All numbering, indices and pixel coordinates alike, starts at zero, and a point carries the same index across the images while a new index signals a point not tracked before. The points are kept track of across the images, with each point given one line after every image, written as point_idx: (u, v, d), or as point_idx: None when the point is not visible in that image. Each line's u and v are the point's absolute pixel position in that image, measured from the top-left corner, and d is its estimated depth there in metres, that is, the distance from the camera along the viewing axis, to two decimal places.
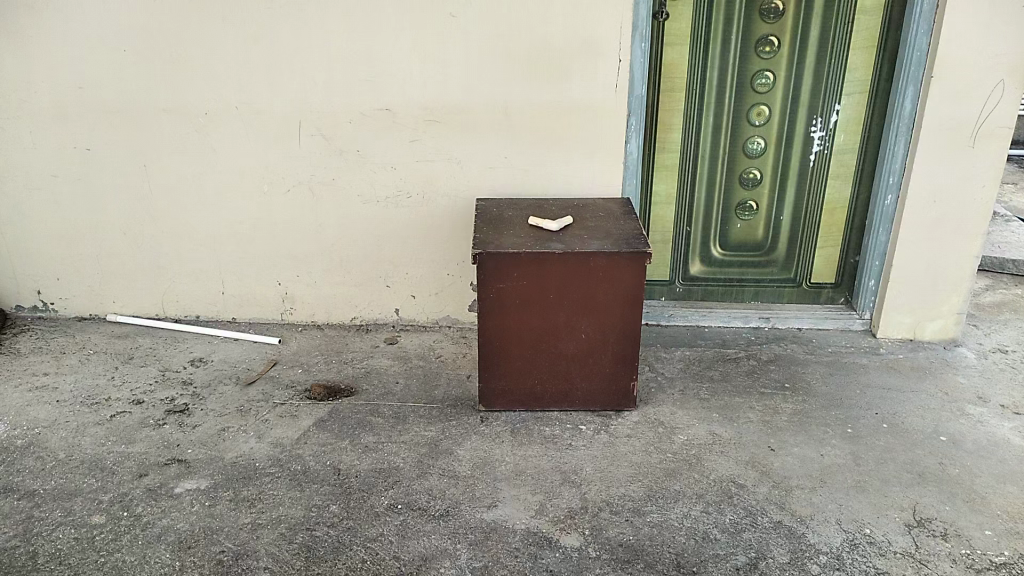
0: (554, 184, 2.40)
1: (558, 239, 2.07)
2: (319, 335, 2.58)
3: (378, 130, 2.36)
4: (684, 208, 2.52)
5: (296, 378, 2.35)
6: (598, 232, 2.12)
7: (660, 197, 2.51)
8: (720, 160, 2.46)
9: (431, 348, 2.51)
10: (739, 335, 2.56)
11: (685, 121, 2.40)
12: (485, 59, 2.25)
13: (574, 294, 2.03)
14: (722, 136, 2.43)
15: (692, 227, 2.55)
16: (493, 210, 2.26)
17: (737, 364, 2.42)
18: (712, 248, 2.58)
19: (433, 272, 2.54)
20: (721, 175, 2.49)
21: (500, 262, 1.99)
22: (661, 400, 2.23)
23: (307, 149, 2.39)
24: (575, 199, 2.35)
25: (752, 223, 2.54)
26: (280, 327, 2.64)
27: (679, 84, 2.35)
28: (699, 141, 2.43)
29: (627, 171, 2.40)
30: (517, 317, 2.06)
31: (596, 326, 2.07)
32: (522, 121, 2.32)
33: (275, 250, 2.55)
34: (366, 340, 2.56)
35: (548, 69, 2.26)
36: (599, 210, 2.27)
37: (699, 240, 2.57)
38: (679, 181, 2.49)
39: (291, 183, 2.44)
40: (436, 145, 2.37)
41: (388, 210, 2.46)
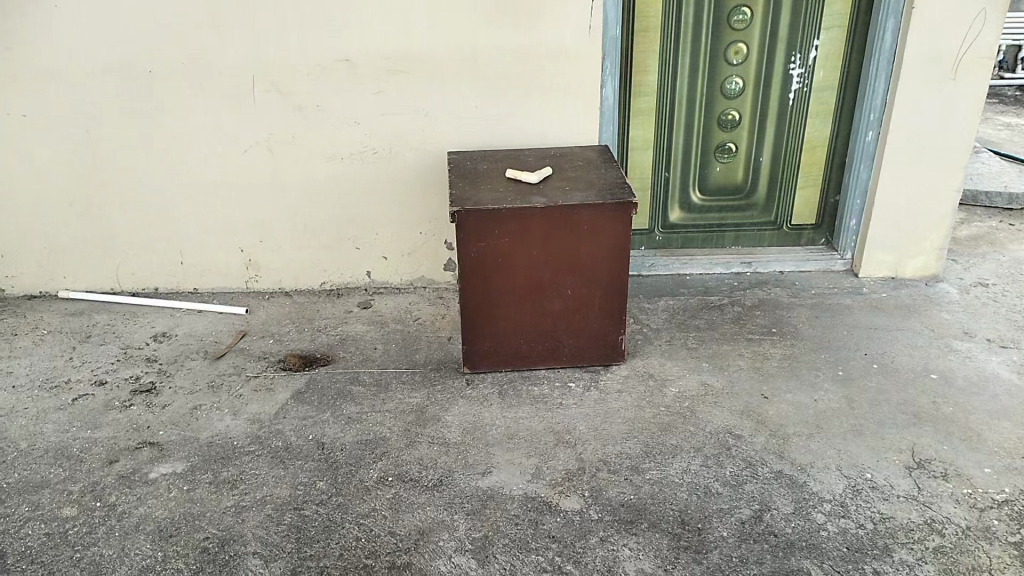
0: (528, 133, 2.30)
1: (540, 191, 1.98)
2: (289, 303, 2.47)
3: (339, 83, 2.22)
4: (662, 154, 2.44)
5: (269, 349, 2.24)
6: (579, 182, 2.04)
7: (638, 143, 2.42)
8: (698, 102, 2.37)
9: (408, 311, 2.42)
10: (721, 281, 2.51)
11: (661, 62, 2.30)
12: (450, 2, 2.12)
13: (559, 250, 1.97)
14: (700, 77, 2.34)
15: (670, 173, 2.47)
16: (467, 163, 2.16)
17: (722, 312, 2.37)
18: (691, 194, 2.50)
19: (405, 231, 2.43)
20: (700, 118, 2.40)
21: (481, 218, 1.91)
22: (649, 352, 2.18)
23: (264, 106, 2.25)
24: (551, 148, 2.25)
25: (731, 166, 2.47)
26: (246, 296, 2.51)
27: (655, 22, 2.24)
28: (676, 82, 2.33)
29: (604, 117, 2.30)
30: (500, 275, 1.98)
31: (583, 282, 2.02)
32: (492, 67, 2.20)
33: (235, 215, 2.41)
34: (339, 305, 2.45)
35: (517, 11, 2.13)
36: (577, 159, 2.18)
37: (677, 186, 2.49)
38: (657, 126, 2.40)
39: (248, 142, 2.30)
40: (403, 96, 2.24)
41: (354, 167, 2.34)
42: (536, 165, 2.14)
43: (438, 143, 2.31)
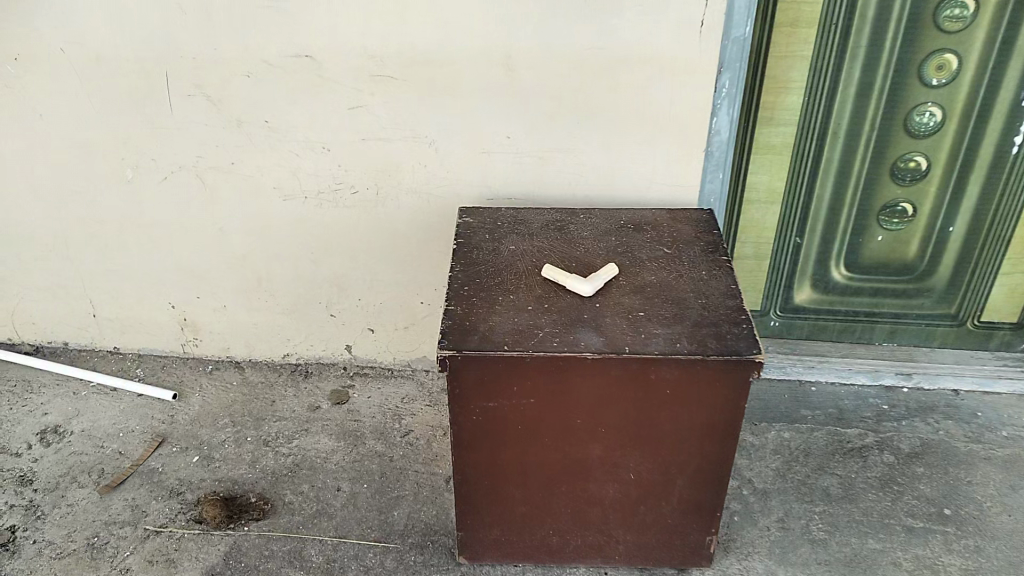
0: (587, 180, 1.47)
1: (594, 321, 1.17)
2: (234, 385, 1.76)
3: (299, 89, 1.42)
4: (795, 211, 1.58)
5: (187, 476, 1.56)
6: (663, 296, 1.22)
7: (759, 193, 1.56)
8: (862, 140, 1.49)
9: (396, 416, 1.68)
10: (863, 405, 1.69)
11: (813, 76, 1.42)
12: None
13: (618, 422, 1.18)
14: (873, 103, 1.45)
15: (803, 237, 1.62)
16: (484, 240, 1.35)
17: (865, 465, 1.58)
18: (833, 270, 1.65)
19: (398, 299, 1.67)
20: (862, 162, 1.52)
21: (488, 371, 1.13)
22: (753, 548, 1.42)
23: (185, 118, 1.48)
24: (622, 213, 1.43)
25: (901, 235, 1.60)
26: (181, 365, 1.81)
27: (808, 13, 1.35)
28: (832, 108, 1.45)
29: (710, 160, 1.43)
30: (518, 451, 1.22)
31: (654, 464, 1.23)
32: (535, 78, 1.36)
33: (160, 263, 1.68)
34: (301, 400, 1.72)
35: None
36: (663, 240, 1.35)
37: (812, 257, 1.64)
38: (792, 170, 1.53)
39: (169, 167, 1.54)
40: (390, 117, 1.43)
41: (323, 211, 1.56)
42: (595, 253, 1.32)
43: (443, 184, 1.50)
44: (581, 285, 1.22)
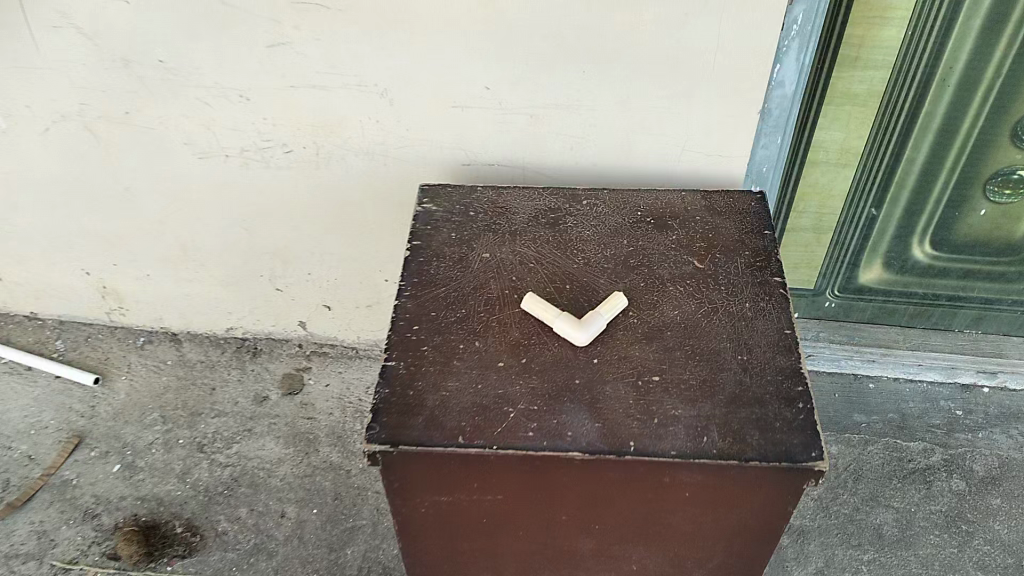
0: (595, 146, 1.07)
1: (589, 393, 0.84)
2: (167, 366, 1.47)
3: (196, 18, 1.00)
4: (873, 178, 1.18)
5: (105, 492, 1.30)
6: (687, 348, 0.87)
7: (827, 153, 1.15)
8: (980, 89, 1.07)
9: (356, 414, 1.39)
10: (933, 411, 1.35)
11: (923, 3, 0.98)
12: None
13: (616, 519, 0.87)
14: (1003, 42, 1.02)
15: (880, 209, 1.23)
16: (448, 240, 0.99)
17: (927, 495, 1.26)
18: (914, 249, 1.27)
19: (358, 275, 1.33)
20: (974, 119, 1.10)
21: (435, 467, 0.82)
22: None
23: (50, 55, 1.07)
24: (638, 197, 1.05)
25: (1014, 211, 1.20)
26: (109, 336, 1.52)
27: None
28: (944, 47, 1.03)
29: (766, 121, 1.03)
30: (484, 540, 0.92)
31: (664, 557, 0.93)
32: (524, 9, 0.93)
33: (61, 226, 1.34)
34: (244, 389, 1.43)
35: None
36: (692, 243, 0.98)
37: (888, 233, 1.26)
38: (875, 126, 1.12)
39: (45, 116, 1.16)
40: (323, 58, 1.02)
41: (251, 174, 1.19)
42: (597, 267, 0.96)
43: (398, 145, 1.11)
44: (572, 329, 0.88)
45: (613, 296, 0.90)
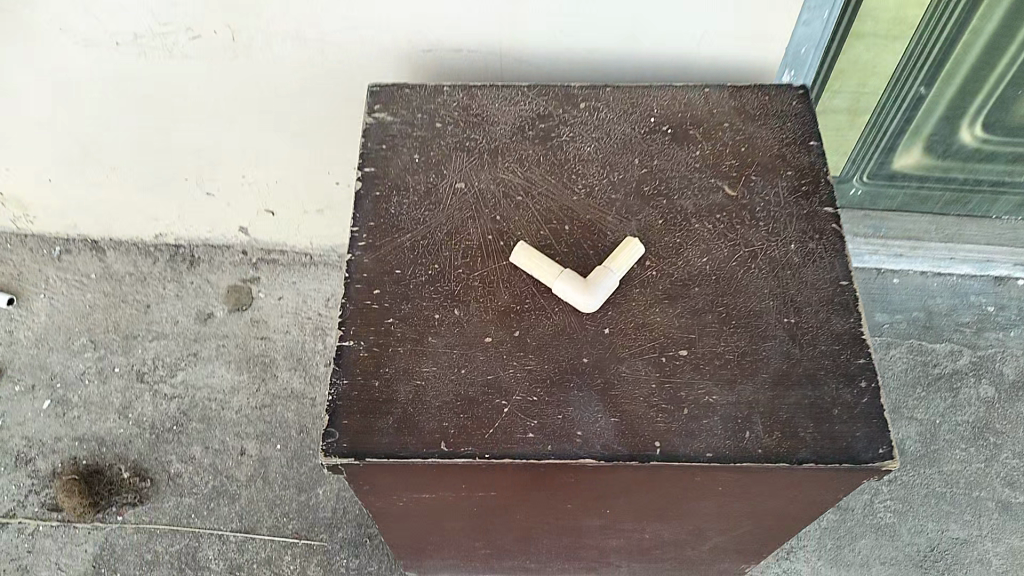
0: (595, 29, 0.84)
1: (600, 376, 0.67)
2: (91, 282, 1.26)
3: None
4: (929, 51, 0.97)
5: (35, 433, 1.13)
6: (720, 311, 0.70)
7: (880, 24, 0.92)
8: None
9: (316, 332, 1.21)
10: (960, 307, 1.22)
11: None
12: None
13: (632, 504, 0.75)
14: None
15: (931, 87, 1.02)
16: (411, 167, 0.79)
17: (954, 403, 1.15)
18: (962, 129, 1.09)
19: (300, 175, 1.13)
20: None
21: (416, 475, 0.67)
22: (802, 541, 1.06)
23: None
24: (651, 96, 0.83)
25: None
26: (17, 247, 1.29)
27: None
28: None
29: None
30: (474, 522, 0.79)
31: (681, 527, 0.82)
32: None
33: None
34: (184, 306, 1.24)
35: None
36: (721, 160, 0.78)
37: (935, 113, 1.06)
38: None
39: None
40: None
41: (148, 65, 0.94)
42: (601, 198, 0.76)
43: (336, 25, 0.86)
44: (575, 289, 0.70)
45: (627, 242, 0.72)
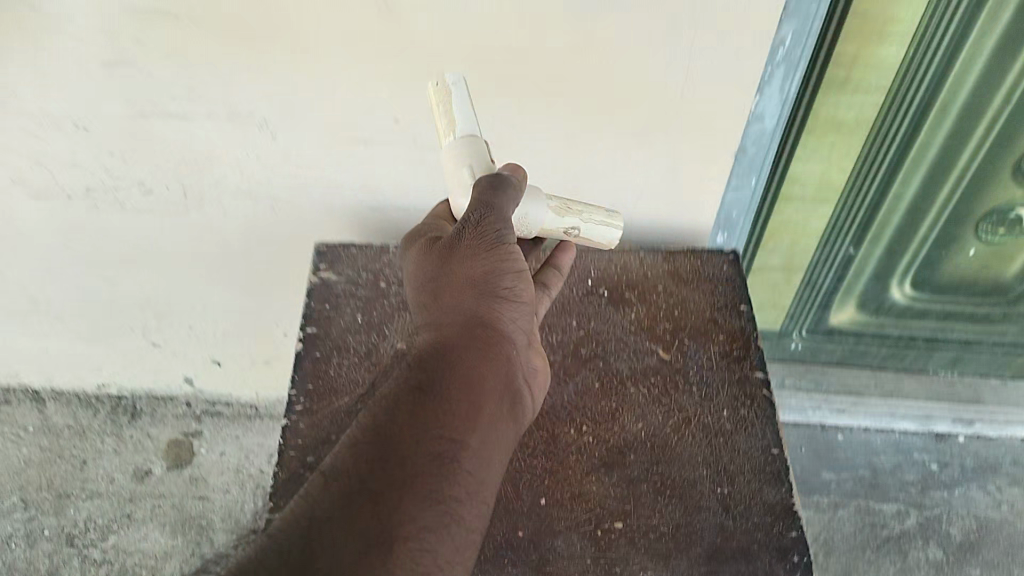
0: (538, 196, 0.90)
1: (535, 550, 0.65)
2: (29, 435, 1.23)
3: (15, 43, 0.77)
4: (851, 217, 1.05)
5: None
6: (654, 478, 0.70)
7: (805, 187, 1.01)
8: (985, 114, 0.94)
9: (257, 489, 1.18)
10: (906, 464, 1.21)
11: (927, 21, 0.83)
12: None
13: None
14: (1006, 76, 0.90)
15: (860, 248, 1.10)
16: (354, 327, 0.78)
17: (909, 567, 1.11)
18: (892, 288, 1.15)
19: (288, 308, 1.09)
20: (970, 155, 0.98)
21: None
22: None
23: None
24: (590, 258, 0.86)
25: (1002, 251, 1.08)
26: None
27: None
28: (927, 83, 0.90)
29: (739, 163, 0.87)
30: None
31: None
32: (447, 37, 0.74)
33: None
34: (122, 462, 1.21)
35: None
36: (655, 324, 0.81)
37: (866, 272, 1.13)
38: (861, 158, 0.98)
39: None
40: (180, 82, 0.80)
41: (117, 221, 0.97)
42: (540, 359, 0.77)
43: (287, 179, 0.90)
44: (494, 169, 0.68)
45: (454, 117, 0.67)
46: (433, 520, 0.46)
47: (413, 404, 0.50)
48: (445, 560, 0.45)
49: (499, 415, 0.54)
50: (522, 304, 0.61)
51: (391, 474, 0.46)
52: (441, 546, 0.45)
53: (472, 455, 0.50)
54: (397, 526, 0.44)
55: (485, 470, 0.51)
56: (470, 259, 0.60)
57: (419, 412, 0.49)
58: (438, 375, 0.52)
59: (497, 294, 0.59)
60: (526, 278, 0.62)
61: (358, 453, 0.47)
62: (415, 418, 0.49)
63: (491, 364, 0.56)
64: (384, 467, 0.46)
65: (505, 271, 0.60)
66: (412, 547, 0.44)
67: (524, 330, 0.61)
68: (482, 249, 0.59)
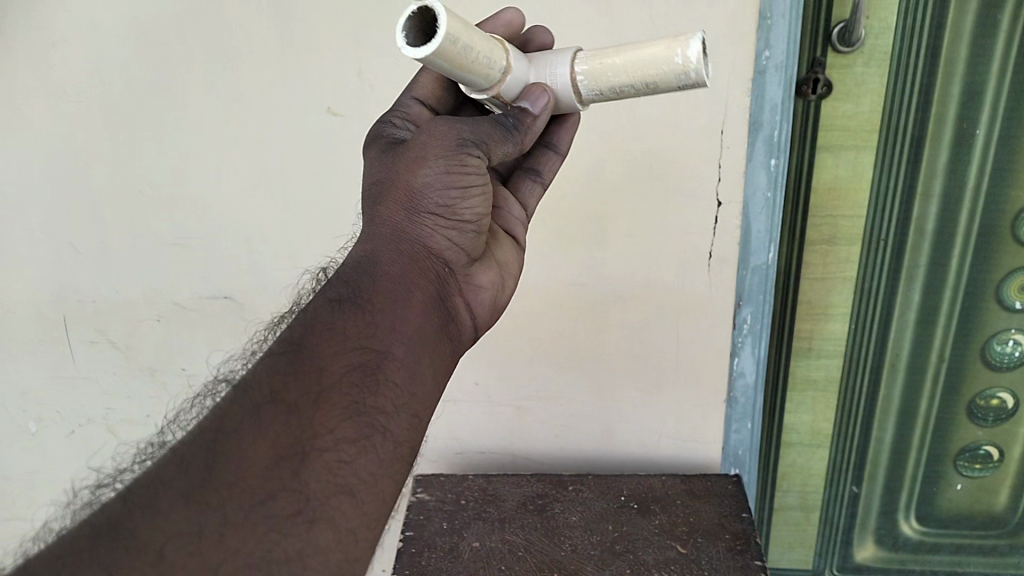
0: (579, 436, 1.18)
1: None
2: None
3: (222, 339, 1.17)
4: (845, 458, 1.25)
5: None
6: None
7: (799, 434, 1.24)
8: (931, 371, 1.15)
9: None
10: None
11: (858, 301, 1.10)
12: None
13: None
14: (938, 341, 1.13)
15: (861, 486, 1.27)
16: (440, 531, 1.05)
17: None
18: (902, 523, 1.30)
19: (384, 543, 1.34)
20: (930, 401, 1.18)
21: None
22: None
23: (87, 368, 1.22)
24: (622, 481, 1.14)
25: (986, 484, 1.25)
26: None
27: (846, 230, 1.05)
28: (875, 351, 1.14)
29: (733, 409, 1.13)
30: None
31: None
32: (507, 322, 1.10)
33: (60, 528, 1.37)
34: None
35: (567, 233, 1.02)
36: (674, 527, 1.04)
37: (873, 508, 1.29)
38: (839, 408, 1.21)
39: (72, 423, 1.28)
40: None
41: None
42: (581, 552, 1.01)
43: None
44: (517, 83, 0.69)
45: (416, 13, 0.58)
46: (354, 428, 0.52)
47: (334, 320, 0.57)
48: (370, 463, 0.52)
49: (431, 336, 0.62)
50: (465, 223, 0.68)
51: (302, 392, 0.52)
52: (360, 459, 0.52)
53: (397, 366, 0.57)
54: (288, 477, 0.49)
55: (412, 384, 0.58)
56: (421, 169, 0.66)
57: (340, 328, 0.57)
58: (365, 293, 0.60)
59: (439, 208, 0.66)
60: (476, 197, 0.67)
61: (263, 380, 0.52)
62: (317, 388, 0.52)
63: (415, 289, 0.63)
64: (297, 380, 0.52)
65: (468, 186, 0.66)
66: (327, 447, 0.51)
67: (467, 249, 0.69)
68: (434, 160, 0.66)
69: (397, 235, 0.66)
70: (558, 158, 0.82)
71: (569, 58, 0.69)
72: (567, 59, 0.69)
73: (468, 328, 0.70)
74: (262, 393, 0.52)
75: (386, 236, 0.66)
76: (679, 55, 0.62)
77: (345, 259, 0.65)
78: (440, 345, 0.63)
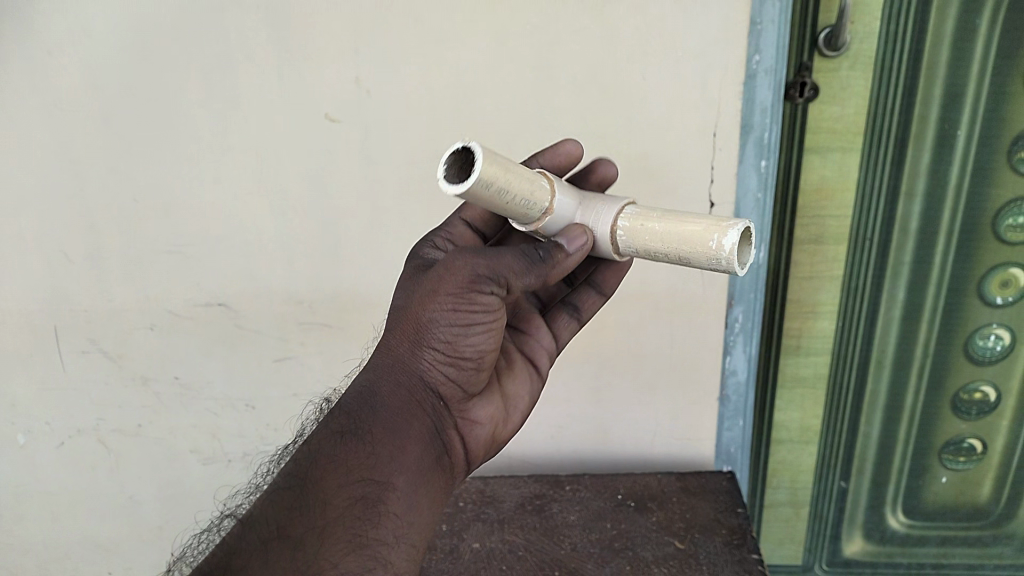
0: (573, 437, 1.20)
1: None
2: None
3: (217, 346, 1.18)
4: (834, 454, 1.28)
5: None
6: None
7: (789, 431, 1.26)
8: (916, 366, 1.18)
9: None
10: None
11: (845, 298, 1.13)
12: (404, 194, 1.04)
13: None
14: (923, 337, 1.16)
15: (850, 481, 1.30)
16: (440, 533, 1.05)
17: None
18: (890, 516, 1.32)
19: None
20: (916, 396, 1.21)
21: None
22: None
23: (79, 379, 1.21)
24: (618, 480, 1.15)
25: (971, 476, 1.28)
26: None
27: (834, 229, 1.07)
28: (864, 348, 1.17)
29: (725, 407, 1.15)
30: None
31: None
32: None
33: (51, 539, 1.36)
34: None
35: None
36: (671, 523, 1.05)
37: (862, 502, 1.31)
38: (828, 404, 1.23)
39: (62, 434, 1.27)
40: (323, 367, 1.18)
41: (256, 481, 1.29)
42: (580, 550, 1.02)
43: None
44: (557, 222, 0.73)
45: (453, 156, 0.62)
46: (356, 562, 0.60)
47: (339, 456, 0.65)
48: None
49: (429, 464, 0.69)
50: (469, 360, 0.72)
51: (307, 528, 0.60)
52: None
53: (396, 496, 0.65)
54: None
55: (411, 513, 0.65)
56: (429, 304, 0.71)
57: (344, 464, 0.65)
58: (365, 425, 0.68)
59: (438, 343, 0.71)
60: (482, 332, 0.71)
61: (273, 517, 0.61)
62: (318, 522, 0.60)
63: (415, 420, 0.70)
64: (304, 517, 0.61)
65: (469, 323, 0.70)
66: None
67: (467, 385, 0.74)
68: (438, 297, 0.70)
69: (400, 365, 0.72)
70: (599, 298, 0.89)
71: (617, 209, 0.74)
72: (612, 210, 0.74)
73: (466, 460, 0.76)
74: (270, 529, 0.60)
75: (389, 367, 0.73)
76: (713, 239, 0.66)
77: (349, 389, 0.73)
78: (437, 472, 0.70)
